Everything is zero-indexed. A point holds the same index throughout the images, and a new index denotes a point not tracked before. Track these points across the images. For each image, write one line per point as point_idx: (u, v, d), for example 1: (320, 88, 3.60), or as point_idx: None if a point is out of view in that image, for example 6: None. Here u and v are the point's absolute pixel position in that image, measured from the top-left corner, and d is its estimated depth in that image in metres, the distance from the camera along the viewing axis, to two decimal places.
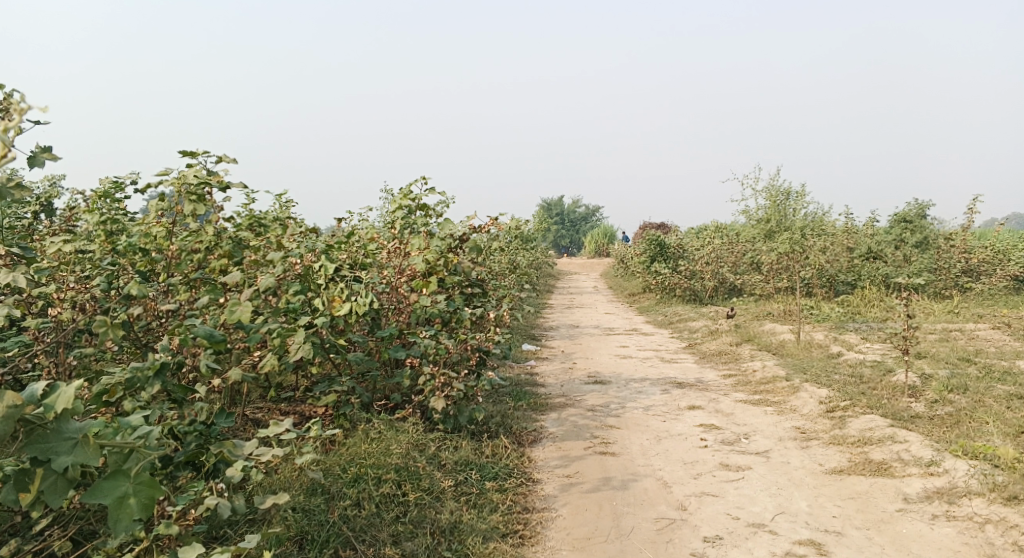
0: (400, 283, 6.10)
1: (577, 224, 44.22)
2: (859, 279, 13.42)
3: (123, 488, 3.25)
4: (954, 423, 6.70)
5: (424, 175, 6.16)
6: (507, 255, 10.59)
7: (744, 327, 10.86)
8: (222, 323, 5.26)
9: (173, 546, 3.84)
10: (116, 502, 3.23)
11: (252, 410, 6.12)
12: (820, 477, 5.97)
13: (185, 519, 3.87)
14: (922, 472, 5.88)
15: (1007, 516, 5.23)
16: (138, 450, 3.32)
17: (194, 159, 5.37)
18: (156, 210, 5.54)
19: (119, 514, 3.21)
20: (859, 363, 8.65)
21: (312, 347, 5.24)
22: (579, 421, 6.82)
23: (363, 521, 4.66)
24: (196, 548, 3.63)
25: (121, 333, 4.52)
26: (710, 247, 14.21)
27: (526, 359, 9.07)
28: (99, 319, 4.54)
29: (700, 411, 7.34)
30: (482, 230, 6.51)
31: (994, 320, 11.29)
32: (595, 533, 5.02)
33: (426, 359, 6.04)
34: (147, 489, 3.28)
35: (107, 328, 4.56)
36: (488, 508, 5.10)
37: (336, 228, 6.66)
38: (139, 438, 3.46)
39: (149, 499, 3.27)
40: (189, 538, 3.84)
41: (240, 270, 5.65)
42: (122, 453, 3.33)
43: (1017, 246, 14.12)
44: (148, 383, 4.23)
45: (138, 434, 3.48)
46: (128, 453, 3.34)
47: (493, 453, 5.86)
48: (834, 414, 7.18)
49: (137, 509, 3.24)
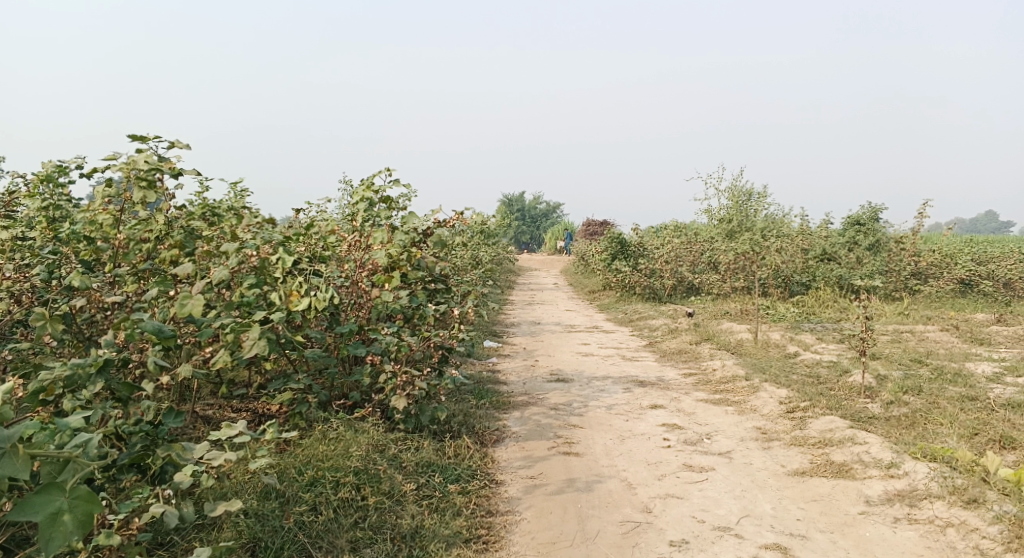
0: (360, 278, 5.90)
1: (537, 221, 44.15)
2: (813, 280, 13.33)
3: (56, 504, 3.11)
4: (911, 425, 6.69)
5: (387, 166, 5.97)
6: (470, 250, 10.41)
7: (703, 326, 10.81)
8: (172, 316, 5.06)
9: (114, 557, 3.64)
10: (49, 519, 3.08)
11: (203, 407, 5.89)
12: (783, 478, 5.90)
13: (127, 528, 3.72)
14: (882, 474, 5.84)
15: (967, 519, 5.20)
16: (74, 460, 3.17)
17: (145, 144, 5.15)
18: (102, 197, 5.31)
19: (52, 532, 3.07)
20: (816, 364, 8.64)
21: (268, 343, 5.04)
22: (542, 420, 6.67)
23: (319, 527, 4.47)
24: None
25: (59, 327, 4.32)
26: (670, 246, 14.19)
27: (488, 356, 8.91)
28: (37, 311, 4.34)
29: (663, 410, 7.24)
30: (446, 224, 6.33)
31: (944, 322, 11.39)
32: (560, 537, 4.88)
33: (387, 356, 5.86)
34: (83, 504, 3.14)
35: (46, 321, 4.34)
36: (450, 512, 4.93)
37: (294, 218, 6.45)
38: (78, 446, 3.31)
39: (84, 515, 3.13)
40: (131, 548, 3.69)
41: (193, 262, 5.41)
42: (57, 462, 3.17)
43: (964, 251, 14.30)
44: (90, 380, 4.03)
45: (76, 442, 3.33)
46: (64, 463, 3.18)
47: (456, 453, 5.69)
48: (794, 415, 7.13)
49: (73, 527, 3.10)
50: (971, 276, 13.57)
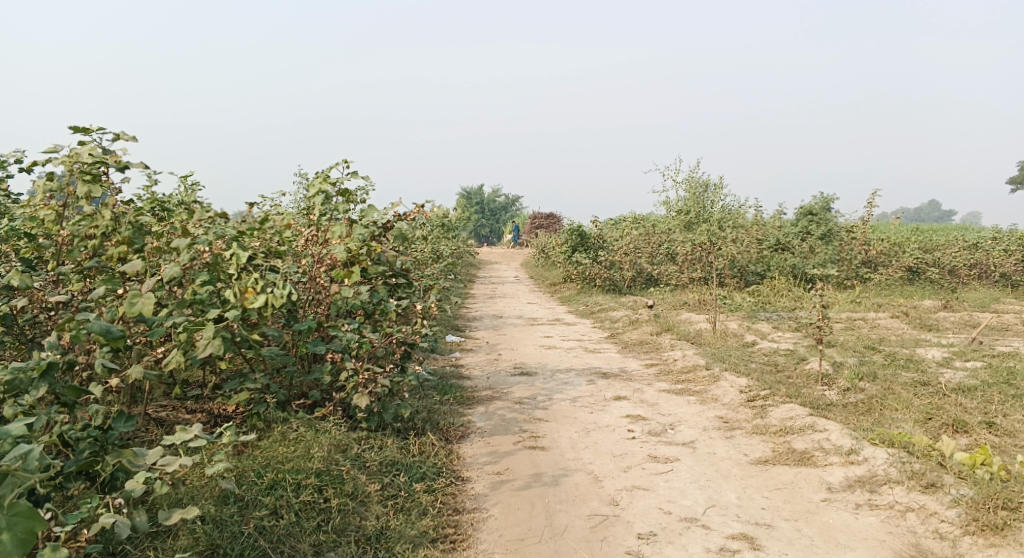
0: (319, 273, 5.80)
1: (496, 214, 44.02)
2: (768, 270, 13.38)
3: None
4: (867, 411, 6.75)
5: (346, 158, 5.84)
6: (431, 244, 10.32)
7: (663, 316, 10.84)
8: (121, 316, 4.97)
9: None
10: None
11: (156, 408, 5.76)
12: (747, 468, 5.91)
13: (76, 540, 3.64)
14: (843, 461, 5.87)
15: (927, 503, 5.25)
16: (14, 473, 3.15)
17: (88, 136, 5.04)
18: (44, 192, 5.18)
19: None
20: (773, 352, 8.69)
21: (223, 342, 4.97)
22: (507, 414, 6.62)
23: (280, 531, 4.37)
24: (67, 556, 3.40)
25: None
26: (628, 238, 14.22)
27: (452, 351, 8.83)
28: None
29: (626, 401, 7.23)
30: (408, 217, 6.23)
31: (894, 309, 11.55)
32: (528, 534, 4.83)
33: (348, 353, 5.77)
34: (24, 521, 3.11)
35: None
36: (416, 511, 4.86)
37: (247, 212, 6.32)
38: (18, 458, 3.26)
39: (25, 533, 3.09)
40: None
41: (141, 259, 5.29)
42: None
43: (911, 240, 14.50)
44: (32, 385, 3.89)
45: (15, 456, 3.27)
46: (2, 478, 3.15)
47: (420, 451, 5.61)
48: (754, 403, 7.16)
49: (12, 546, 3.06)
50: (918, 264, 13.78)
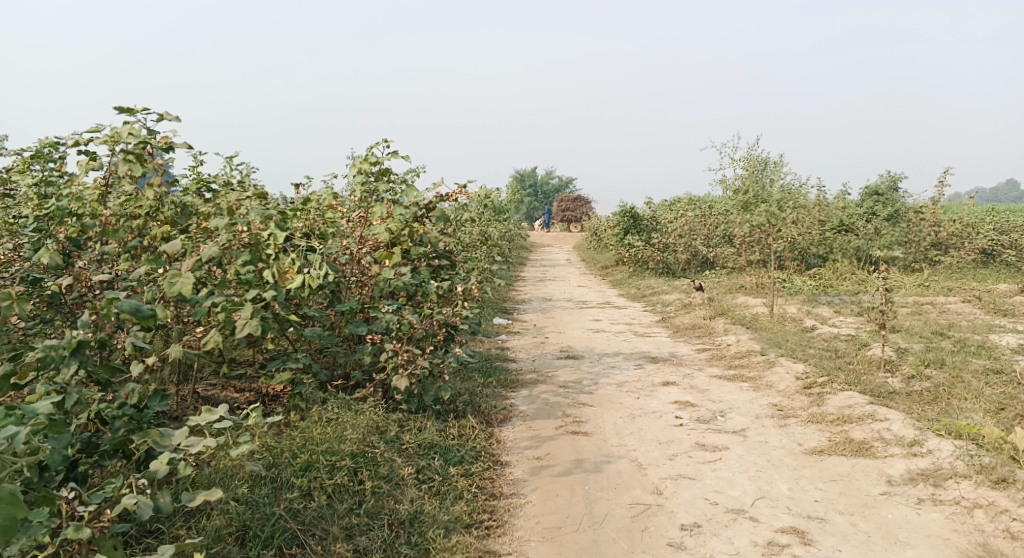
0: (361, 254, 5.74)
1: (552, 196, 43.79)
2: (830, 252, 13.00)
3: None
4: (933, 400, 6.44)
5: (386, 137, 5.73)
6: (478, 227, 10.21)
7: (717, 300, 10.57)
8: (164, 295, 4.98)
9: (84, 550, 3.53)
10: None
11: (203, 386, 5.78)
12: (800, 457, 5.68)
13: (99, 519, 3.60)
14: (905, 453, 5.60)
15: (997, 500, 4.96)
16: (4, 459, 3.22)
17: (132, 117, 5.04)
18: (87, 170, 5.21)
19: None
20: (834, 337, 8.39)
21: (260, 323, 4.91)
22: (551, 398, 6.48)
23: (312, 514, 4.30)
24: (83, 532, 3.43)
25: (26, 308, 4.35)
26: (683, 219, 13.92)
27: (497, 333, 8.71)
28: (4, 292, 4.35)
29: (675, 387, 7.03)
30: (450, 198, 6.10)
31: (966, 293, 11.09)
32: (566, 521, 4.70)
33: (389, 335, 5.67)
34: (7, 508, 3.07)
35: (14, 301, 4.37)
36: (452, 496, 4.76)
37: (294, 194, 6.30)
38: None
39: (9, 519, 3.06)
40: (103, 541, 3.55)
41: (184, 239, 5.30)
42: None
43: (985, 221, 13.95)
44: (64, 362, 3.90)
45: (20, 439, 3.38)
46: None
47: (460, 434, 5.52)
48: (811, 390, 6.89)
49: None
50: (992, 246, 13.27)
